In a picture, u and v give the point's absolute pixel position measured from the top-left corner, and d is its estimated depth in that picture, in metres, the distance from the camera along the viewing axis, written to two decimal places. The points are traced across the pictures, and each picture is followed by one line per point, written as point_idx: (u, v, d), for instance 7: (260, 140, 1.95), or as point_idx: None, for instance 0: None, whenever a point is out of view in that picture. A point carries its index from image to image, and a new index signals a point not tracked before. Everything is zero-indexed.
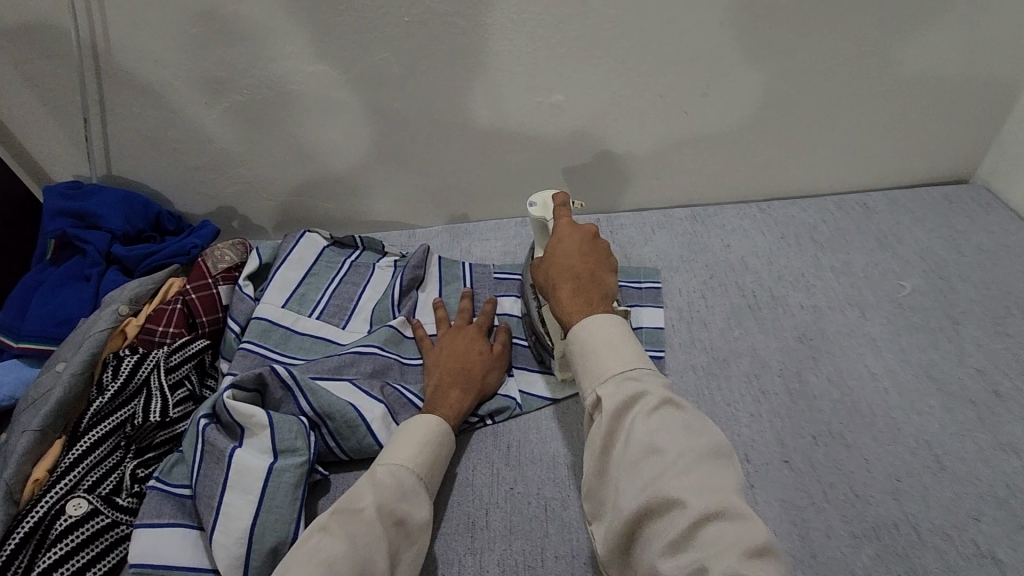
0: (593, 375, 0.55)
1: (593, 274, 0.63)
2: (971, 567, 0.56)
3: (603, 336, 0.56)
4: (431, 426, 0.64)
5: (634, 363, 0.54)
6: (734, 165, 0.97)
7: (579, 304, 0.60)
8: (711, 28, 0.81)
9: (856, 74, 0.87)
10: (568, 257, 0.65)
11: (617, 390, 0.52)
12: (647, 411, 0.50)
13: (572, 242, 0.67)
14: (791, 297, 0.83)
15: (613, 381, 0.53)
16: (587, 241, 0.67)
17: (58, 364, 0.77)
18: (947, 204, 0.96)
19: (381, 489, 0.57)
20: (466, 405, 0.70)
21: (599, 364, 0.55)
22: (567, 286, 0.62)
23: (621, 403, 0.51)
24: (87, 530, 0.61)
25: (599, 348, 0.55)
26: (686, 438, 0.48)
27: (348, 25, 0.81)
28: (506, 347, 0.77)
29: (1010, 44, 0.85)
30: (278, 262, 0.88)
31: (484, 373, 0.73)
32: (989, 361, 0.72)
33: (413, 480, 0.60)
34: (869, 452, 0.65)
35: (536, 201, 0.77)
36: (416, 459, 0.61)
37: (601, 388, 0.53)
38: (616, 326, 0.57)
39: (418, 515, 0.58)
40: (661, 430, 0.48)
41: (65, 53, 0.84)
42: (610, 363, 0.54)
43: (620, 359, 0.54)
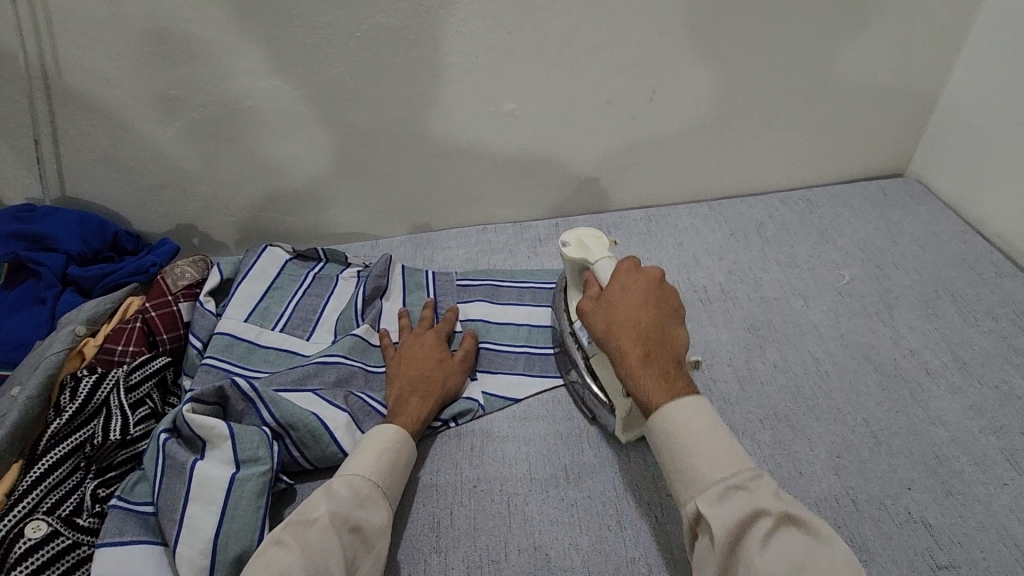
0: (693, 483, 0.52)
1: (662, 332, 0.60)
2: (905, 532, 0.59)
3: (693, 426, 0.54)
4: (390, 434, 0.65)
5: (734, 466, 0.51)
6: (683, 167, 1.01)
7: (657, 378, 0.57)
8: (652, 37, 0.86)
9: (790, 78, 0.92)
10: (636, 316, 0.61)
11: (725, 510, 0.49)
12: (766, 534, 0.48)
13: (636, 294, 0.63)
14: (740, 290, 0.87)
15: (716, 495, 0.50)
16: (651, 294, 0.63)
17: (13, 388, 0.76)
18: (883, 196, 1.01)
19: (335, 499, 0.58)
20: (428, 410, 0.71)
21: (698, 470, 0.52)
22: (642, 353, 0.58)
23: (734, 527, 0.48)
24: (47, 552, 0.60)
25: (701, 453, 0.52)
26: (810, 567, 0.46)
27: (301, 42, 0.83)
28: (468, 351, 0.79)
29: (926, 45, 0.92)
30: (240, 276, 0.89)
31: (443, 378, 0.74)
32: (920, 341, 0.77)
33: (371, 488, 0.61)
34: (812, 431, 0.68)
35: (568, 240, 0.75)
36: (374, 466, 0.62)
37: (704, 499, 0.50)
38: (703, 408, 0.55)
39: (375, 521, 0.59)
40: (784, 560, 0.46)
41: (13, 75, 0.84)
42: (707, 467, 0.52)
43: (722, 464, 0.52)
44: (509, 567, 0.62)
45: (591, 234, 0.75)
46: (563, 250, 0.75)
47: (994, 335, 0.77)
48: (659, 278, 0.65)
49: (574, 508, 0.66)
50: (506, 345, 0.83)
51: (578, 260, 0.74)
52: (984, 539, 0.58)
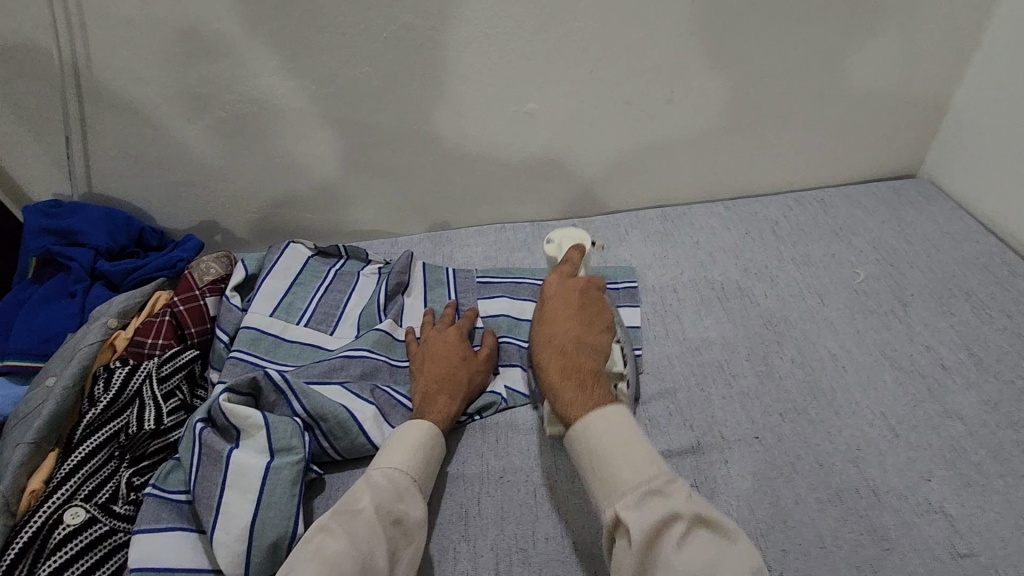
0: (608, 489, 0.55)
1: (581, 341, 0.67)
2: (926, 522, 0.61)
3: (605, 434, 0.57)
4: (422, 429, 0.67)
5: (651, 473, 0.54)
6: (699, 167, 1.02)
7: (576, 391, 0.62)
8: (669, 39, 0.87)
9: (805, 79, 0.93)
10: (557, 328, 0.68)
11: (641, 515, 0.51)
12: (678, 538, 0.50)
13: (560, 307, 0.71)
14: (757, 288, 0.89)
15: (634, 503, 0.53)
16: (573, 303, 0.71)
17: (47, 379, 0.78)
18: (896, 196, 1.03)
19: (377, 491, 0.60)
20: (453, 409, 0.72)
21: (615, 479, 0.55)
22: (562, 368, 0.65)
23: (650, 530, 0.50)
24: (86, 537, 0.62)
25: (615, 453, 0.56)
26: (720, 564, 0.49)
27: (326, 42, 0.84)
28: (489, 347, 0.79)
29: (941, 46, 0.93)
30: (264, 272, 0.90)
31: (468, 375, 0.75)
32: (936, 337, 0.79)
33: (408, 481, 0.63)
34: (831, 425, 0.70)
35: (552, 238, 0.80)
36: (410, 460, 0.64)
37: (619, 506, 0.53)
38: (617, 415, 0.58)
39: (415, 515, 0.61)
40: (696, 560, 0.49)
41: (46, 72, 0.86)
42: (625, 472, 0.55)
43: (639, 469, 0.55)
44: (537, 555, 0.63)
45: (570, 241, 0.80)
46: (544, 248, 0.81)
47: (1009, 332, 0.79)
48: (587, 289, 0.73)
49: None
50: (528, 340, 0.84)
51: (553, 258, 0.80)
52: (1003, 529, 0.60)
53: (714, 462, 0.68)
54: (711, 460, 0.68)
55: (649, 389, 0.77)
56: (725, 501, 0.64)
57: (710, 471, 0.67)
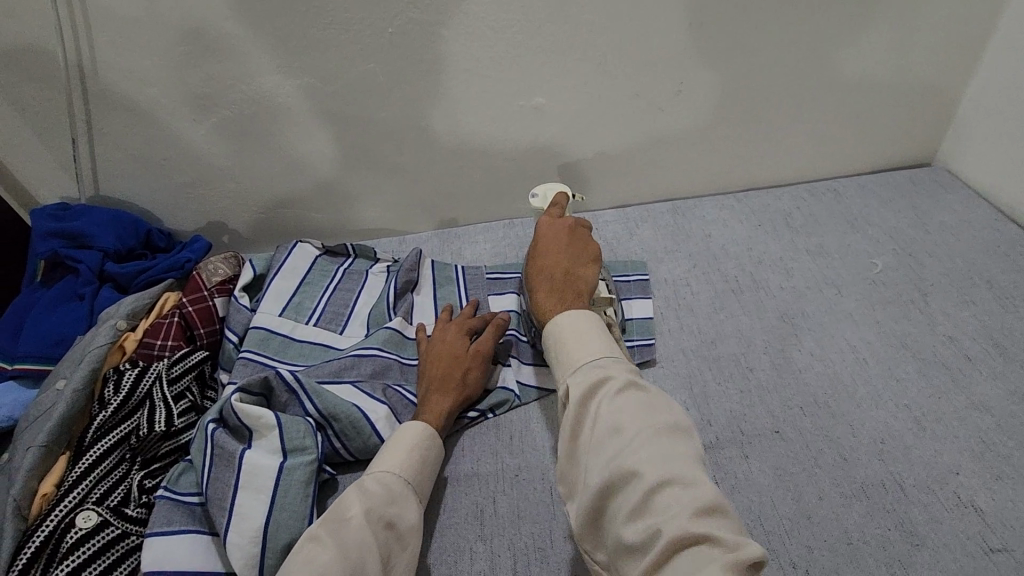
0: (565, 368, 0.59)
1: (566, 269, 0.70)
2: (955, 517, 0.59)
3: (568, 330, 0.61)
4: (419, 430, 0.66)
5: (601, 352, 0.58)
6: (710, 159, 1.01)
7: (553, 303, 0.66)
8: (679, 29, 0.85)
9: (818, 68, 0.91)
10: (544, 254, 0.73)
11: (584, 379, 0.56)
12: (613, 393, 0.53)
13: (548, 237, 0.74)
14: (771, 280, 0.87)
15: (582, 371, 0.57)
16: (566, 238, 0.74)
17: (56, 382, 0.77)
18: (911, 186, 1.01)
19: (367, 496, 0.59)
20: (455, 407, 0.71)
21: (570, 356, 0.59)
22: (543, 286, 0.69)
23: (586, 389, 0.55)
24: (98, 542, 0.61)
25: (574, 338, 0.60)
26: (643, 415, 0.51)
27: (331, 38, 0.83)
28: (495, 337, 0.77)
29: (957, 31, 0.91)
30: (272, 272, 0.89)
31: (472, 377, 0.73)
32: (958, 328, 0.77)
33: (402, 485, 0.61)
34: (853, 418, 0.68)
35: (536, 192, 0.86)
36: (404, 462, 0.63)
37: (569, 376, 0.57)
38: (581, 318, 0.62)
39: (407, 518, 0.60)
40: (623, 409, 0.52)
41: (51, 75, 0.85)
42: (579, 354, 0.59)
43: (586, 349, 0.59)
44: (555, 555, 0.62)
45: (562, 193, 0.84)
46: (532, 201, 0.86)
47: None
48: (577, 226, 0.75)
49: None
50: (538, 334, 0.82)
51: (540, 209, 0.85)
52: None
53: (734, 457, 0.66)
54: (730, 455, 0.66)
55: (665, 383, 0.75)
56: (747, 497, 0.63)
57: (731, 466, 0.66)
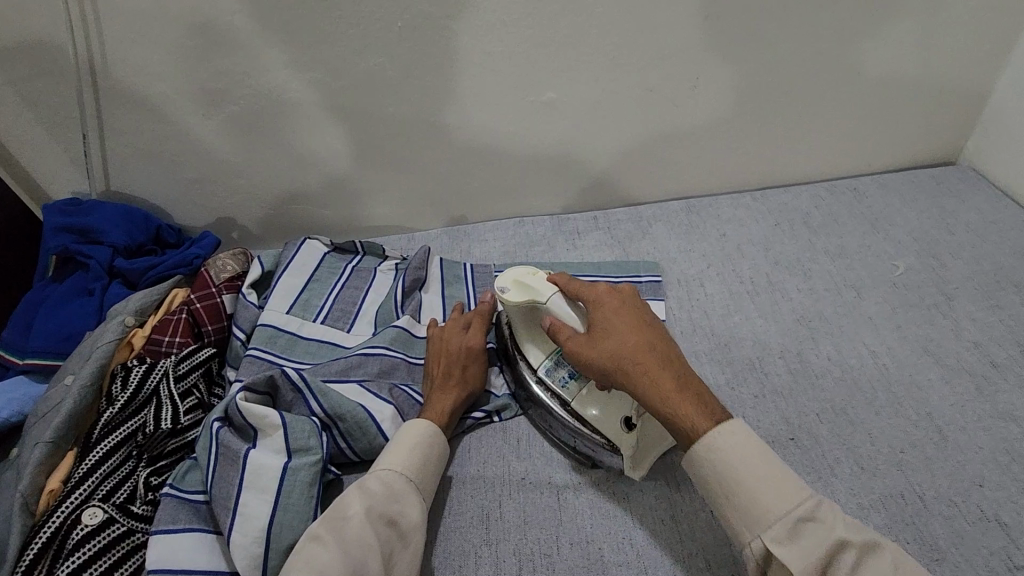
0: (751, 511, 0.51)
1: (666, 348, 0.61)
2: (978, 531, 0.57)
3: (736, 454, 0.52)
4: (424, 428, 0.65)
5: (796, 497, 0.50)
6: (726, 156, 0.98)
7: (695, 404, 0.56)
8: (698, 21, 0.83)
9: (841, 62, 0.88)
10: (637, 339, 0.60)
11: (803, 547, 0.48)
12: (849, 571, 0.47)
13: (620, 318, 0.63)
14: (789, 281, 0.85)
15: (787, 531, 0.49)
16: (638, 319, 0.63)
17: (65, 378, 0.77)
18: (936, 184, 0.98)
19: (369, 495, 0.58)
20: (459, 405, 0.71)
21: (760, 503, 0.51)
22: (665, 375, 0.57)
23: (819, 564, 0.47)
24: (103, 539, 0.61)
25: (754, 476, 0.51)
26: None
27: (342, 32, 0.82)
28: (484, 329, 0.77)
29: (987, 24, 0.87)
30: (281, 268, 0.89)
31: (474, 374, 0.73)
32: (984, 333, 0.74)
33: (404, 483, 0.61)
34: (872, 425, 0.66)
35: (507, 287, 0.71)
36: (407, 460, 0.62)
37: (771, 537, 0.49)
38: (740, 428, 0.54)
39: (411, 516, 0.59)
40: None
41: (62, 70, 0.85)
42: (767, 498, 0.51)
43: (782, 497, 0.50)
44: (559, 561, 0.61)
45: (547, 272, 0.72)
46: (507, 298, 0.70)
47: None
48: (633, 297, 0.66)
49: (626, 501, 0.64)
50: None
51: (532, 302, 0.69)
52: None
53: None
54: None
55: None
56: None
57: None
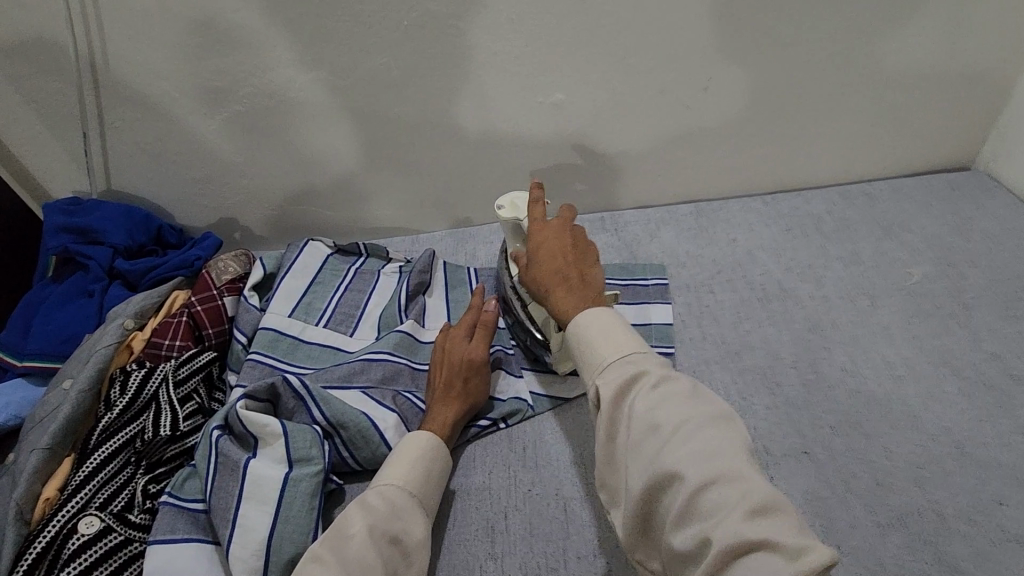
0: (591, 364, 0.53)
1: (577, 265, 0.62)
2: (999, 551, 0.55)
3: (594, 323, 0.54)
4: (422, 443, 0.63)
5: (629, 347, 0.52)
6: (737, 159, 0.97)
7: (574, 299, 0.58)
8: (710, 21, 0.81)
9: (855, 66, 0.87)
10: (554, 251, 0.63)
11: (617, 375, 0.50)
12: (648, 389, 0.48)
13: (551, 234, 0.65)
14: (801, 288, 0.83)
15: (611, 367, 0.51)
16: (568, 237, 0.65)
17: (63, 381, 0.76)
18: (952, 190, 0.96)
19: (371, 512, 0.57)
20: (460, 417, 0.69)
21: (596, 353, 0.52)
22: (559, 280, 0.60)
23: (620, 386, 0.49)
24: (101, 548, 0.60)
25: (601, 333, 0.53)
26: (682, 410, 0.46)
27: (345, 30, 0.80)
28: (489, 337, 0.74)
29: (1007, 27, 0.85)
30: (283, 271, 0.87)
31: (475, 385, 0.70)
32: (1003, 344, 0.72)
33: (406, 498, 0.59)
34: (888, 439, 0.64)
35: (502, 203, 0.76)
36: (409, 475, 0.61)
37: (600, 376, 0.51)
38: (609, 313, 0.55)
39: (414, 534, 0.57)
40: (661, 404, 0.47)
41: (62, 68, 0.84)
42: (604, 346, 0.52)
43: (616, 345, 0.52)
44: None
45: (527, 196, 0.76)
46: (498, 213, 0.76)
47: None
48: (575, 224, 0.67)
49: None
50: None
51: (511, 221, 0.75)
52: None
53: None
54: None
55: None
56: None
57: None
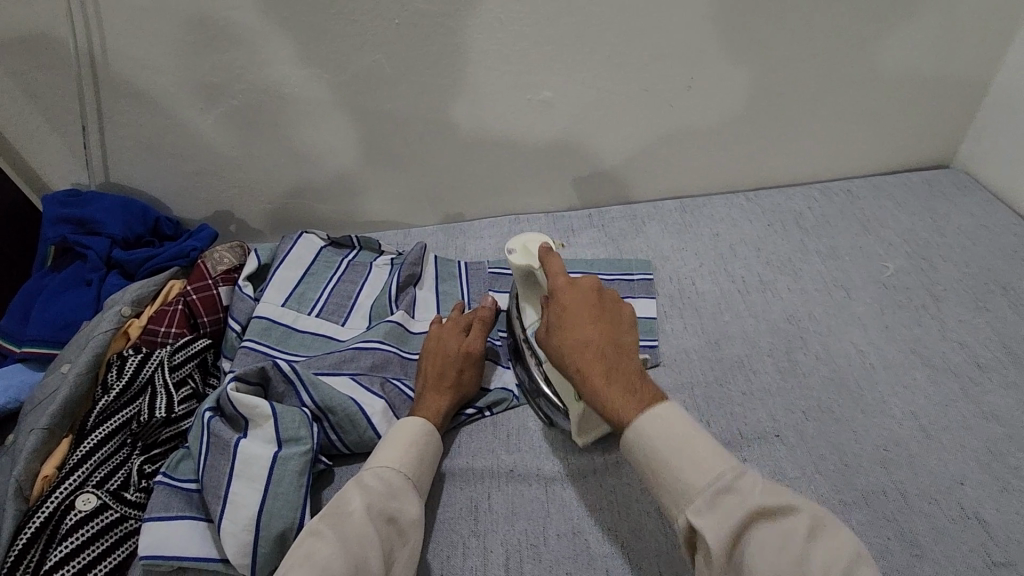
0: (676, 493, 0.49)
1: (617, 345, 0.60)
2: (958, 528, 0.58)
3: (663, 436, 0.51)
4: (417, 428, 0.65)
5: (716, 468, 0.49)
6: (721, 156, 0.99)
7: (625, 392, 0.55)
8: (694, 22, 0.84)
9: (836, 66, 0.89)
10: (584, 330, 0.61)
11: (717, 518, 0.46)
12: (762, 525, 0.46)
13: (577, 307, 0.63)
14: (780, 281, 0.85)
15: (705, 502, 0.47)
16: (595, 308, 0.63)
17: (62, 366, 0.78)
18: (928, 188, 0.98)
19: (368, 491, 0.59)
20: (450, 406, 0.71)
21: (681, 480, 0.49)
22: (603, 367, 0.57)
23: (730, 534, 0.46)
24: (97, 524, 0.62)
25: (673, 447, 0.50)
26: (811, 556, 0.44)
27: (340, 28, 0.82)
28: (484, 335, 0.77)
29: (982, 29, 0.88)
30: (277, 262, 0.89)
31: (467, 378, 0.73)
32: (971, 335, 0.75)
33: (402, 480, 0.61)
34: (857, 424, 0.67)
35: (513, 248, 0.76)
36: (404, 458, 0.63)
37: (693, 514, 0.47)
38: (671, 414, 0.52)
39: (409, 512, 0.59)
40: (781, 546, 0.44)
41: (63, 62, 0.86)
42: (688, 474, 0.49)
43: (703, 470, 0.49)
44: (547, 552, 0.61)
45: (536, 242, 0.76)
46: (509, 259, 0.75)
47: None
48: (596, 289, 0.65)
49: (613, 494, 0.65)
50: None
51: (522, 268, 0.75)
52: None
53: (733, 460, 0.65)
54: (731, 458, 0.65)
55: (666, 384, 0.74)
56: None
57: None
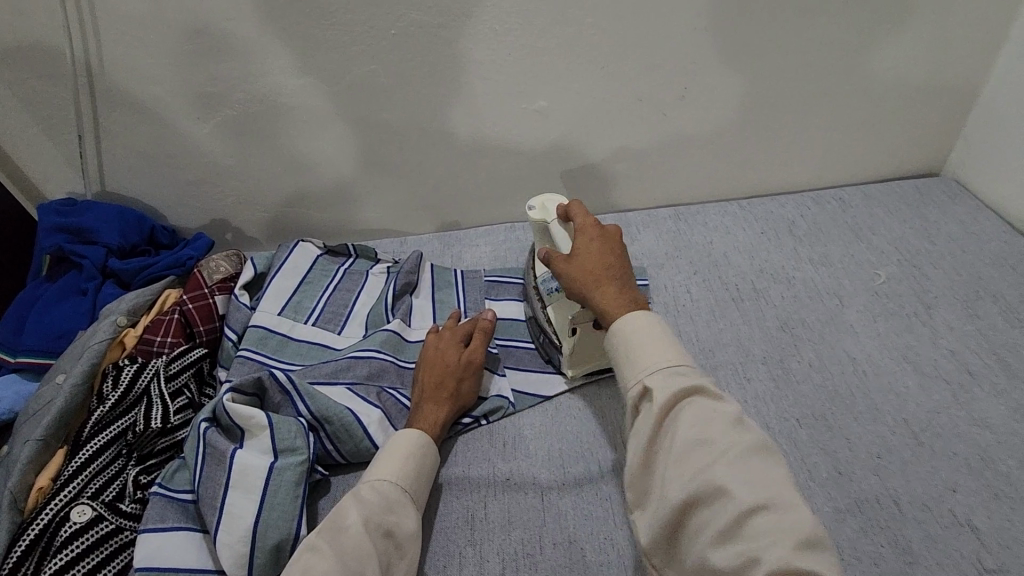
0: (635, 368, 0.53)
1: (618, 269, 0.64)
2: (950, 535, 0.58)
3: (641, 331, 0.55)
4: (414, 440, 0.66)
5: (675, 355, 0.53)
6: (715, 165, 1.00)
7: (619, 300, 0.60)
8: (687, 33, 0.85)
9: (826, 76, 0.90)
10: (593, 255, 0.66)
11: (666, 383, 0.51)
12: (700, 404, 0.50)
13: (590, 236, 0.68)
14: (773, 289, 0.86)
15: (660, 374, 0.52)
16: (609, 242, 0.67)
17: (57, 376, 0.78)
18: (919, 196, 1.00)
19: (365, 504, 0.59)
20: (448, 417, 0.71)
21: (643, 357, 0.54)
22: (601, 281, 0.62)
23: (673, 398, 0.50)
24: (92, 536, 0.62)
25: (645, 336, 0.55)
26: (730, 433, 0.48)
27: (335, 38, 0.83)
28: (485, 344, 0.77)
29: (970, 40, 0.89)
30: (273, 271, 0.90)
31: (466, 388, 0.73)
32: (961, 342, 0.76)
33: (399, 493, 0.61)
34: (850, 431, 0.67)
35: (534, 204, 0.79)
36: (401, 471, 0.63)
37: (647, 378, 0.52)
38: (654, 320, 0.56)
39: (406, 526, 0.60)
40: (708, 420, 0.49)
41: (59, 72, 0.86)
42: (651, 353, 0.54)
43: (662, 352, 0.53)
44: (543, 561, 0.62)
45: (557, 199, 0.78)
46: (529, 213, 0.78)
47: None
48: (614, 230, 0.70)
49: (609, 502, 0.65)
50: (516, 342, 0.83)
51: (541, 222, 0.77)
52: None
53: None
54: None
55: None
56: None
57: None
